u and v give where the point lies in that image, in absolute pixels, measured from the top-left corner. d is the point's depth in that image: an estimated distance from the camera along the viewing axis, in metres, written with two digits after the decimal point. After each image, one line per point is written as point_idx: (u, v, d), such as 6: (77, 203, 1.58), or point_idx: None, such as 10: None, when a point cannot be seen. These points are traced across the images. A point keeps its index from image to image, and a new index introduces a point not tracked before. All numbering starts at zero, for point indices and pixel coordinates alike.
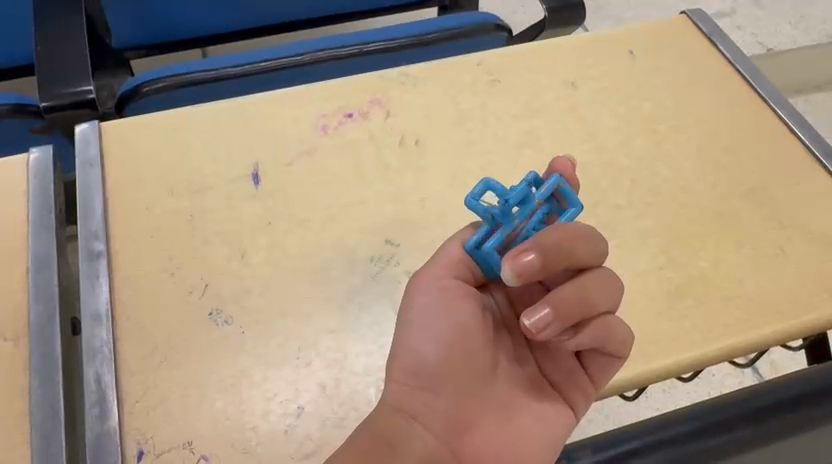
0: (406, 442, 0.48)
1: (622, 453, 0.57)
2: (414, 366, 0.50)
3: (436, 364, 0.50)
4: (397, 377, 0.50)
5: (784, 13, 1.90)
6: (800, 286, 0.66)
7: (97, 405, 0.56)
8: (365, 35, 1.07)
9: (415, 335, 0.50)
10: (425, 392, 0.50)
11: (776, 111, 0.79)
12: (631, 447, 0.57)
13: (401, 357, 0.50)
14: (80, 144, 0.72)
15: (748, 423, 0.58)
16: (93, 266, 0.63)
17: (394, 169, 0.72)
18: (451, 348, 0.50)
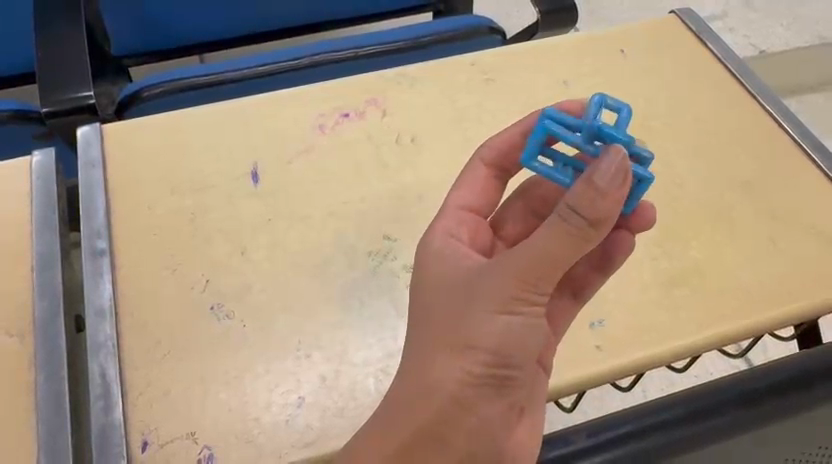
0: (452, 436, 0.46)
1: (619, 436, 0.54)
2: (482, 366, 0.46)
3: (496, 363, 0.46)
4: (462, 373, 0.46)
5: (776, 15, 1.91)
6: (790, 274, 0.67)
7: (102, 397, 0.57)
8: (364, 38, 1.09)
9: (484, 327, 0.45)
10: (486, 393, 0.47)
11: (766, 107, 0.80)
12: (628, 430, 0.54)
13: (471, 352, 0.45)
14: (81, 146, 0.73)
15: (744, 406, 0.55)
16: (96, 264, 0.65)
17: (391, 167, 0.74)
18: (514, 351, 0.46)
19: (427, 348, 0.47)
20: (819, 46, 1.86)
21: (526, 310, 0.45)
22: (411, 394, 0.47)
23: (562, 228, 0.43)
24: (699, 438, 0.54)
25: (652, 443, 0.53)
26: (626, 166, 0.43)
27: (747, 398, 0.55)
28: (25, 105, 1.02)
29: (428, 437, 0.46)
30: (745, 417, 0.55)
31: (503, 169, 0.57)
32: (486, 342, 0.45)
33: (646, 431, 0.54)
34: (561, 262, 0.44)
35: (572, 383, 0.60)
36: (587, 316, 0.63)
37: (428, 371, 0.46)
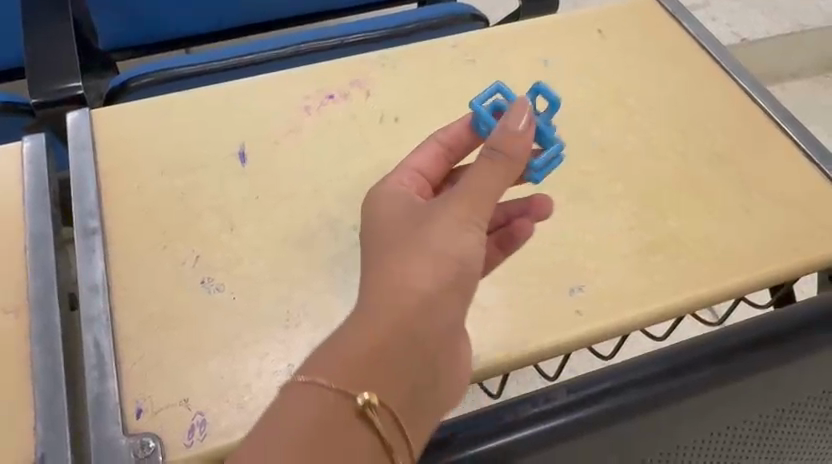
0: (424, 340, 0.44)
1: (596, 392, 0.56)
2: (449, 271, 0.46)
3: (459, 271, 0.47)
4: (432, 274, 0.46)
5: (757, 4, 1.94)
6: (763, 239, 0.69)
7: (96, 367, 0.59)
8: (350, 26, 1.12)
9: (449, 236, 0.47)
10: (450, 301, 0.46)
11: (738, 81, 0.83)
12: (604, 387, 0.56)
13: (440, 260, 0.46)
14: (71, 130, 0.75)
15: (716, 362, 0.57)
16: (88, 241, 0.66)
17: (375, 144, 0.76)
18: (471, 265, 0.47)
19: (389, 258, 0.46)
20: (800, 33, 1.90)
21: (479, 229, 0.48)
22: (383, 299, 0.44)
23: (492, 159, 0.48)
24: (674, 393, 0.56)
25: (624, 400, 0.55)
26: (530, 115, 0.49)
27: (720, 355, 0.57)
28: (17, 98, 1.03)
29: (402, 341, 0.43)
30: (716, 376, 0.57)
31: (448, 145, 0.58)
32: (455, 253, 0.46)
33: (622, 388, 0.56)
34: (497, 191, 0.48)
35: (552, 346, 0.62)
36: (567, 283, 0.65)
37: (399, 274, 0.45)
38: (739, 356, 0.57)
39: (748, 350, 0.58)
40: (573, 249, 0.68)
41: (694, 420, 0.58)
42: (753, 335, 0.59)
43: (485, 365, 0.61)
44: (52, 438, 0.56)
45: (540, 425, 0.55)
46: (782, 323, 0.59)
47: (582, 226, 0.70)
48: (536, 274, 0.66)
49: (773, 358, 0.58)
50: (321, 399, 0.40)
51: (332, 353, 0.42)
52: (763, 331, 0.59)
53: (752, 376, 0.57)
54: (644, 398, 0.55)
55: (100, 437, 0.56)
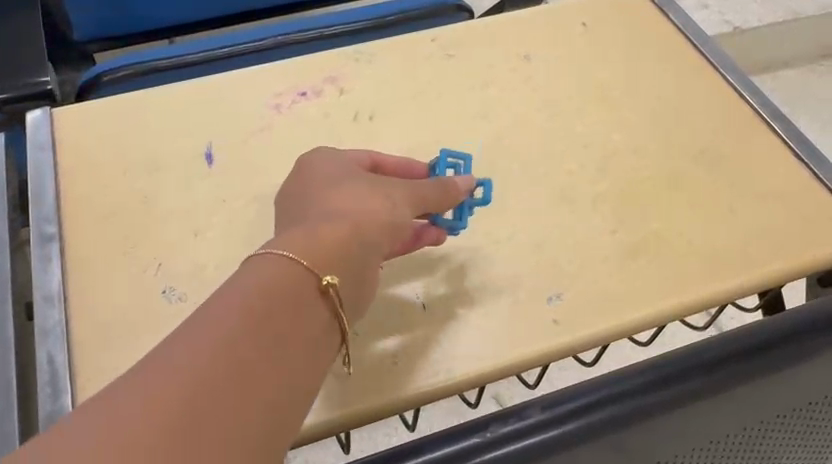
0: (362, 258, 0.51)
1: (574, 408, 0.52)
2: (392, 218, 0.55)
3: (396, 226, 0.55)
4: (381, 210, 0.54)
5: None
6: (750, 243, 0.66)
7: (50, 383, 0.56)
8: (329, 18, 1.08)
9: (398, 198, 0.56)
10: (384, 238, 0.54)
11: (725, 77, 0.80)
12: (583, 402, 0.52)
13: (389, 204, 0.55)
14: (30, 130, 0.72)
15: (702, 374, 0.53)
16: (45, 249, 0.63)
17: (348, 144, 0.73)
18: (404, 227, 0.56)
19: (348, 191, 0.54)
20: (793, 23, 1.87)
21: (419, 212, 0.58)
22: (351, 213, 0.52)
23: (446, 180, 0.61)
24: (656, 408, 0.52)
25: (605, 416, 0.51)
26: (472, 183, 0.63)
27: (712, 364, 0.54)
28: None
29: (363, 249, 0.51)
30: (708, 387, 0.53)
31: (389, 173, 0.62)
32: (397, 210, 0.55)
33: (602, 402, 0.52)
34: (440, 201, 0.60)
35: (531, 356, 0.59)
36: (545, 291, 0.63)
37: (359, 201, 0.53)
38: (732, 364, 0.54)
39: (742, 359, 0.54)
40: (553, 253, 0.65)
41: (680, 433, 0.55)
42: (748, 344, 0.55)
43: (459, 376, 0.58)
44: None
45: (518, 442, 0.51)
46: (775, 331, 0.56)
47: (563, 230, 0.67)
48: (513, 280, 0.64)
49: (768, 367, 0.55)
50: (296, 270, 0.46)
51: (304, 235, 0.48)
52: (758, 339, 0.55)
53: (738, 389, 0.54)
54: (627, 414, 0.52)
55: None
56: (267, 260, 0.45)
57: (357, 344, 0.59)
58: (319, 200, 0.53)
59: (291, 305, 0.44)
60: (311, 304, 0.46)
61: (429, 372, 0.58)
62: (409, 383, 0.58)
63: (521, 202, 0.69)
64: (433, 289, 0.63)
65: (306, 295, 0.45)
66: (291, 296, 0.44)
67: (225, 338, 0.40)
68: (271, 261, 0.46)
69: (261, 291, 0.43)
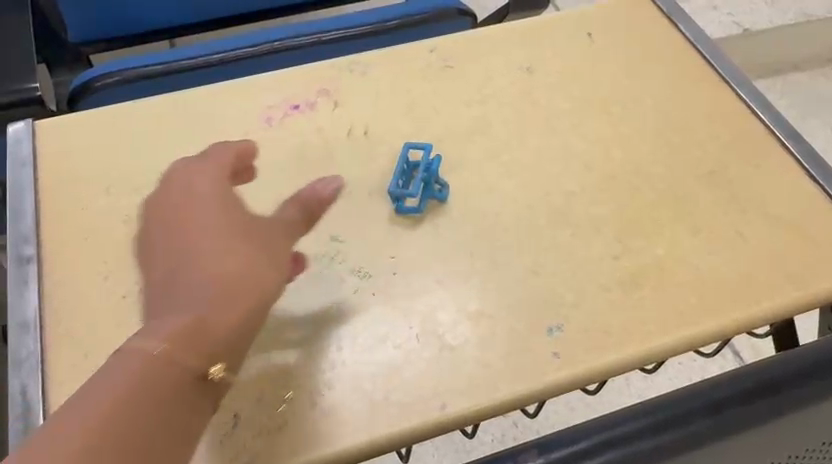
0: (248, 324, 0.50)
1: (569, 454, 0.50)
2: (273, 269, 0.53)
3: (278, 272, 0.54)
4: (256, 263, 0.52)
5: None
6: (761, 272, 0.63)
7: (22, 418, 0.53)
8: (327, 23, 1.05)
9: (275, 247, 0.55)
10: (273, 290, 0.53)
11: (737, 90, 0.76)
12: (580, 448, 0.50)
13: (269, 261, 0.53)
14: (11, 145, 0.69)
15: (707, 413, 0.50)
16: (22, 271, 0.61)
17: (340, 160, 0.70)
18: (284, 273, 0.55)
19: (221, 248, 0.52)
20: (804, 23, 1.82)
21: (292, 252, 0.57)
22: (241, 279, 0.50)
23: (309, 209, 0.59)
24: (661, 450, 0.49)
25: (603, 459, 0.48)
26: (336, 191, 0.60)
27: (724, 403, 0.51)
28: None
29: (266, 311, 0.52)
30: (717, 427, 0.50)
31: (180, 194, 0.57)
32: (278, 259, 0.54)
33: (600, 447, 0.49)
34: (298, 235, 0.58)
35: (528, 390, 0.56)
36: (544, 321, 0.60)
37: (236, 260, 0.51)
38: (743, 404, 0.51)
39: (751, 397, 0.51)
40: (553, 280, 0.62)
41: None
42: (761, 380, 0.52)
43: (453, 412, 0.55)
44: None
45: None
46: (790, 367, 0.53)
47: (564, 255, 0.64)
48: (510, 307, 0.60)
49: (780, 406, 0.51)
50: (164, 364, 0.44)
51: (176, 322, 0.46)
52: (772, 376, 0.52)
53: (747, 429, 0.51)
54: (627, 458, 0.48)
55: None
56: (135, 356, 0.44)
57: (343, 377, 0.56)
58: (195, 252, 0.51)
59: (158, 400, 0.43)
60: (187, 393, 0.45)
61: (422, 408, 0.55)
62: (400, 419, 0.54)
63: (520, 224, 0.66)
64: (427, 317, 0.60)
65: (181, 374, 0.45)
66: (162, 393, 0.43)
67: (91, 448, 0.39)
68: (139, 357, 0.44)
69: (127, 387, 0.42)
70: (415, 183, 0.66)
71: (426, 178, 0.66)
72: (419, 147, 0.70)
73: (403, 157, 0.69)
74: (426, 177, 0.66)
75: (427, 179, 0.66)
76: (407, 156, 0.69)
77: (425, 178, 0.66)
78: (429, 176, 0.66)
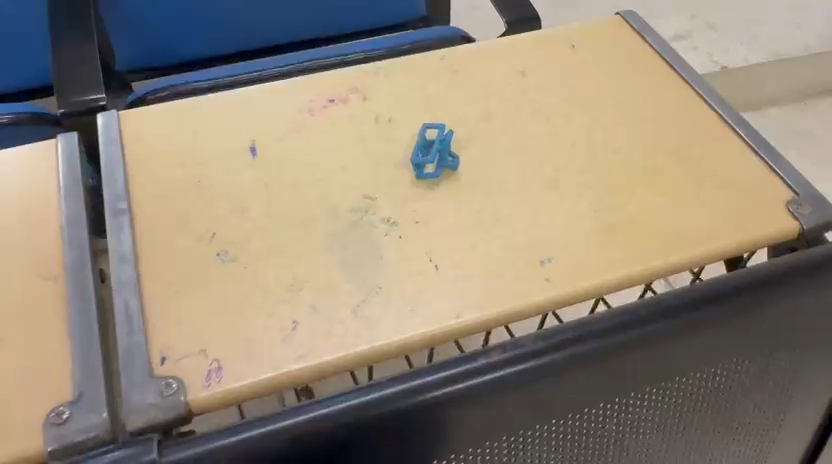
0: None
1: (561, 339, 0.61)
2: None
3: None
4: None
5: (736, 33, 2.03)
6: (713, 221, 0.78)
7: (125, 322, 0.67)
8: (347, 48, 1.24)
9: None
10: None
11: (694, 88, 0.93)
12: (570, 335, 0.61)
13: None
14: (102, 128, 0.85)
15: (667, 317, 0.63)
16: (118, 220, 0.75)
17: (370, 140, 0.85)
18: None
19: None
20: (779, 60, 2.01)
21: None
22: None
23: None
24: (631, 343, 0.62)
25: (587, 347, 0.61)
26: None
27: (685, 305, 0.64)
28: (40, 111, 1.18)
29: None
30: (679, 324, 0.63)
31: None
32: None
33: (584, 337, 0.61)
34: None
35: (526, 305, 0.70)
36: (538, 256, 0.74)
37: None
38: (701, 307, 0.64)
39: (708, 302, 0.64)
40: (546, 227, 0.77)
41: (651, 359, 0.64)
42: (715, 291, 0.65)
43: (467, 320, 0.69)
44: (86, 379, 0.63)
45: (514, 367, 0.59)
46: (739, 281, 0.66)
47: (554, 209, 0.79)
48: (511, 247, 0.75)
49: (732, 310, 0.65)
50: None
51: None
52: (723, 289, 0.65)
53: (698, 330, 0.64)
54: (604, 346, 0.61)
55: (128, 380, 0.63)
56: None
57: (377, 295, 0.70)
58: None
59: None
60: None
61: (442, 318, 0.69)
62: (423, 325, 0.68)
63: (518, 187, 0.81)
64: (444, 254, 0.74)
65: None
66: None
67: None
68: None
69: None
70: (431, 154, 0.82)
71: (441, 149, 0.82)
72: (433, 127, 0.85)
73: (422, 135, 0.84)
74: (440, 150, 0.82)
75: (440, 151, 0.82)
76: (424, 134, 0.85)
77: (439, 150, 0.82)
78: (443, 148, 0.82)
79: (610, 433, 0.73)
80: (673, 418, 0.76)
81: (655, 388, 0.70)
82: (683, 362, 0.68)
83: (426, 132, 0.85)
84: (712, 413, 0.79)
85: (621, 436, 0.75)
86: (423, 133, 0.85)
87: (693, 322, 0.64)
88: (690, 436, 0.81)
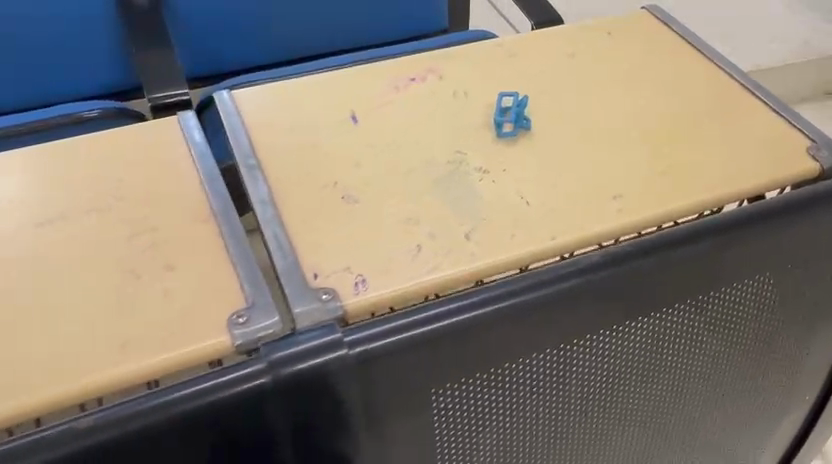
0: None
1: (617, 256, 0.81)
2: None
3: None
4: None
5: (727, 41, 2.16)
6: (747, 164, 0.94)
7: (278, 249, 0.80)
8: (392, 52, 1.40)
9: None
10: None
11: (717, 64, 1.09)
12: (623, 253, 0.81)
13: None
14: (218, 102, 0.98)
15: (694, 240, 0.83)
16: (251, 172, 0.88)
17: (451, 109, 1.00)
18: None
19: None
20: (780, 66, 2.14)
21: None
22: None
23: None
24: (668, 259, 0.82)
25: (637, 263, 0.81)
26: None
27: (708, 231, 0.84)
28: (122, 107, 1.29)
29: None
30: (720, 240, 0.84)
31: None
32: None
33: (634, 255, 0.81)
34: None
35: (605, 230, 0.85)
36: (609, 193, 0.89)
37: None
38: (720, 233, 0.84)
39: (726, 229, 0.85)
40: (611, 171, 0.92)
41: (701, 269, 0.85)
42: (732, 222, 0.85)
43: (559, 241, 0.83)
44: (255, 291, 0.76)
45: (583, 276, 0.79)
46: (750, 214, 0.86)
47: (615, 158, 0.94)
48: (585, 186, 0.90)
49: (741, 235, 0.85)
50: None
51: None
52: (737, 219, 0.85)
53: (716, 250, 0.85)
54: (647, 261, 0.81)
55: (291, 292, 0.76)
56: None
57: (481, 226, 0.84)
58: None
59: None
60: None
61: (538, 241, 0.83)
62: (524, 245, 0.82)
63: (582, 142, 0.96)
64: (531, 192, 0.89)
65: None
66: None
67: None
68: None
69: None
70: (510, 116, 0.97)
71: (518, 113, 0.97)
72: (511, 92, 1.00)
73: (501, 100, 0.99)
74: (517, 113, 0.97)
75: (518, 114, 0.97)
76: (502, 97, 1.00)
77: (517, 114, 0.97)
78: (519, 112, 0.97)
79: (671, 346, 0.92)
80: (726, 334, 0.96)
81: (705, 301, 0.90)
82: (704, 282, 0.87)
83: (504, 96, 1.00)
84: (753, 337, 0.98)
85: (664, 355, 0.93)
86: (502, 97, 1.00)
87: (712, 245, 0.84)
88: (731, 360, 0.99)
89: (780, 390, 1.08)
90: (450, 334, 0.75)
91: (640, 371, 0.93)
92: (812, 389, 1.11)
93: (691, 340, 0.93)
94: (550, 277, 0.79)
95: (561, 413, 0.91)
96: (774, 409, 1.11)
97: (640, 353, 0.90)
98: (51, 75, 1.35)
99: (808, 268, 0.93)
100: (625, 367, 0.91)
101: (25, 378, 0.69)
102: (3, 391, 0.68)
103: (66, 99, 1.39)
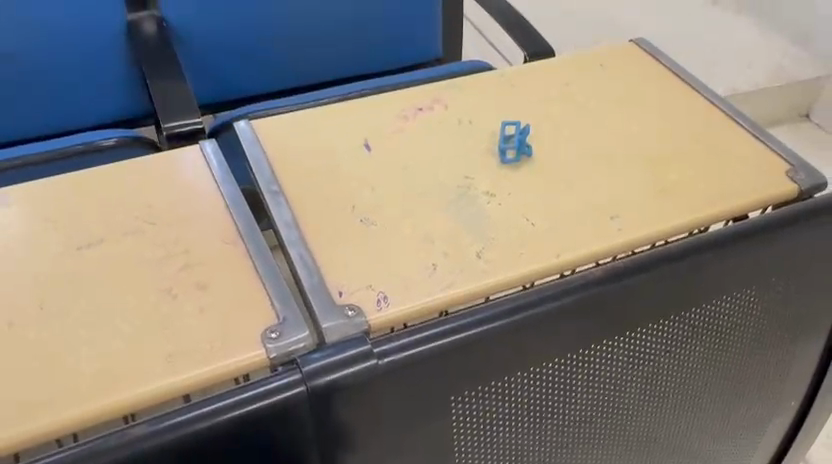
0: None
1: (617, 271, 0.88)
2: None
3: None
4: None
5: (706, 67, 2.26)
6: (733, 185, 1.01)
7: (303, 268, 0.86)
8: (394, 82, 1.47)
9: None
10: None
11: (702, 93, 1.17)
12: (622, 269, 0.88)
13: None
14: (238, 131, 1.04)
15: (686, 256, 0.90)
16: (274, 197, 0.95)
17: (457, 137, 1.07)
18: None
19: None
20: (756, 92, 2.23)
21: None
22: None
23: None
24: (662, 274, 0.89)
25: (634, 278, 0.88)
26: None
27: (699, 247, 0.91)
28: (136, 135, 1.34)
29: None
30: (709, 256, 0.91)
31: None
32: None
33: (631, 270, 0.88)
34: None
35: (604, 249, 0.91)
36: (607, 214, 0.96)
37: None
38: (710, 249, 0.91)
39: (715, 245, 0.91)
40: (608, 193, 0.99)
41: (692, 282, 0.92)
42: (721, 239, 0.92)
43: (562, 259, 0.90)
44: (285, 308, 0.82)
45: (585, 290, 0.86)
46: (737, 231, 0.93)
47: (611, 181, 1.01)
48: (585, 208, 0.97)
49: (729, 251, 0.92)
50: None
51: None
52: (725, 237, 0.92)
53: (706, 265, 0.92)
54: (644, 275, 0.88)
55: (318, 308, 0.82)
56: None
57: (491, 246, 0.91)
58: None
59: None
60: None
61: (543, 258, 0.90)
62: (531, 263, 0.89)
63: (581, 166, 1.03)
64: (536, 214, 0.95)
65: None
66: None
67: None
68: None
69: None
70: (513, 143, 1.04)
71: (521, 140, 1.04)
72: (514, 121, 1.07)
73: (504, 128, 1.07)
74: (520, 140, 1.05)
75: (521, 141, 1.04)
76: (505, 125, 1.07)
77: (520, 141, 1.05)
78: (522, 139, 1.05)
79: (665, 355, 0.99)
80: (716, 344, 1.02)
81: (696, 312, 0.97)
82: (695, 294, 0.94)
83: (508, 124, 1.07)
84: (740, 345, 1.05)
85: (659, 363, 0.99)
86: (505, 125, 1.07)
87: (703, 260, 0.91)
88: (720, 367, 1.06)
89: (766, 395, 1.14)
90: (467, 345, 0.81)
91: (636, 379, 0.99)
92: (796, 394, 1.18)
93: (684, 349, 1.00)
94: (555, 292, 0.85)
95: (567, 418, 0.97)
96: (761, 414, 1.17)
97: (642, 361, 0.97)
98: (68, 106, 1.41)
99: (790, 280, 1.01)
100: (622, 375, 0.97)
101: (73, 391, 0.75)
102: (57, 403, 0.74)
103: (83, 128, 1.44)
